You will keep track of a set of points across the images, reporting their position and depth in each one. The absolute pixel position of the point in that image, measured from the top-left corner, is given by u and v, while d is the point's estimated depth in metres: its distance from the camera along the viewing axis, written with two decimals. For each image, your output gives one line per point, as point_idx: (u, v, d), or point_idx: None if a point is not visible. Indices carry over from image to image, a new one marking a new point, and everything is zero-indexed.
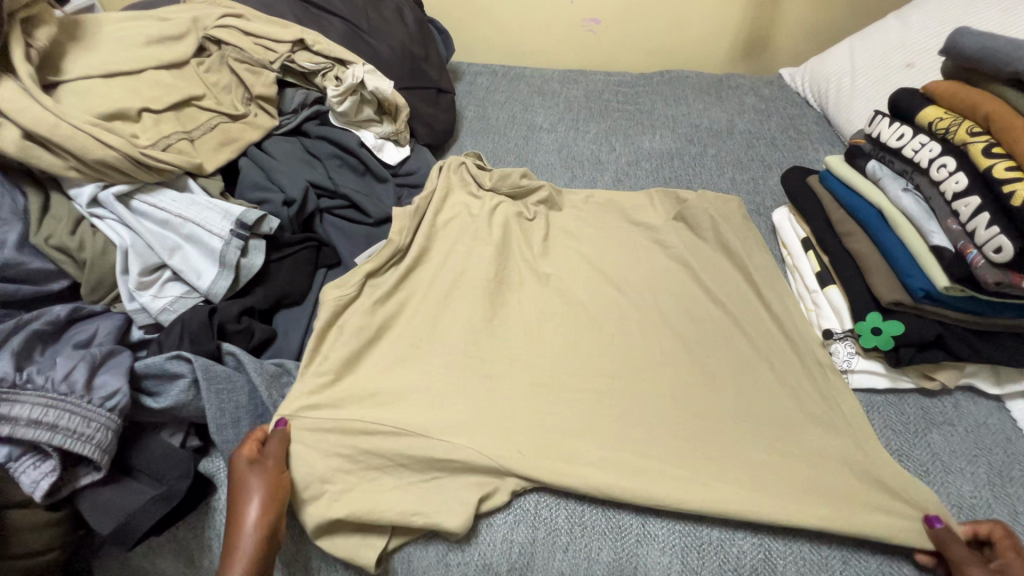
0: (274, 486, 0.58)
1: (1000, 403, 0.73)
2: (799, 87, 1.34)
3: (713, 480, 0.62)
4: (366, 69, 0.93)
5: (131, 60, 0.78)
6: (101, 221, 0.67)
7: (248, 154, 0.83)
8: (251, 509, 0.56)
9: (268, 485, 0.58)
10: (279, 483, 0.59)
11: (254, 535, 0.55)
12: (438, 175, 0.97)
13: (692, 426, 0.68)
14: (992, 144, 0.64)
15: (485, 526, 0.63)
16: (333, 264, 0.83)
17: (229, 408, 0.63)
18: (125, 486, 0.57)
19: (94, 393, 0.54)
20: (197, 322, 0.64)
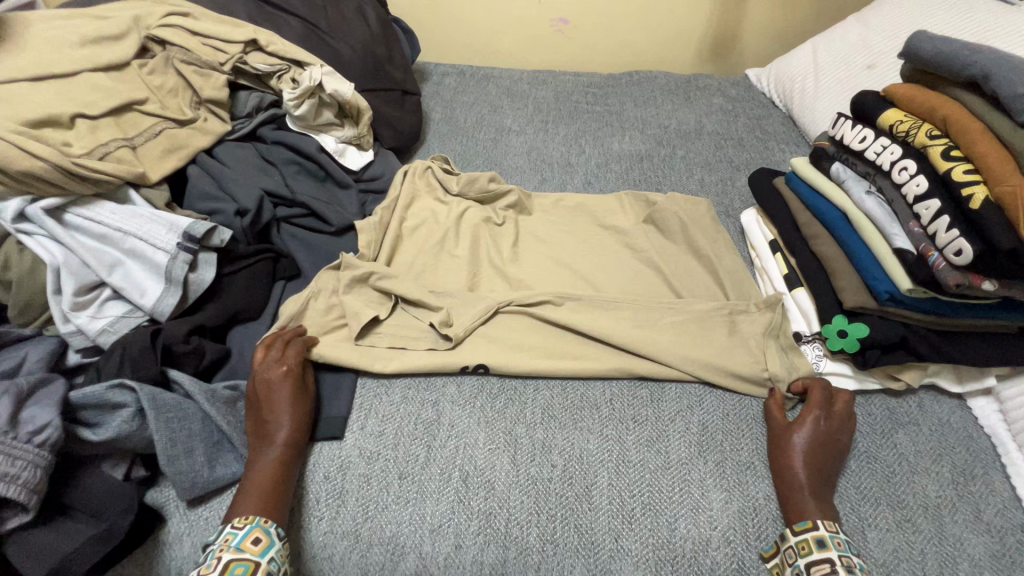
0: (301, 390, 0.65)
1: (962, 401, 0.74)
2: (765, 88, 1.35)
3: (665, 477, 0.65)
4: (324, 70, 0.88)
5: (63, 61, 0.72)
6: (30, 237, 0.62)
7: (198, 161, 0.79)
8: (286, 406, 0.62)
9: (297, 395, 0.64)
10: (306, 389, 0.66)
11: (287, 425, 0.61)
12: (402, 181, 0.95)
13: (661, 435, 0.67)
14: (950, 147, 0.64)
15: (454, 548, 0.60)
16: (291, 276, 0.80)
17: (181, 437, 0.58)
18: (61, 527, 0.52)
19: (20, 428, 0.50)
20: (138, 347, 0.60)
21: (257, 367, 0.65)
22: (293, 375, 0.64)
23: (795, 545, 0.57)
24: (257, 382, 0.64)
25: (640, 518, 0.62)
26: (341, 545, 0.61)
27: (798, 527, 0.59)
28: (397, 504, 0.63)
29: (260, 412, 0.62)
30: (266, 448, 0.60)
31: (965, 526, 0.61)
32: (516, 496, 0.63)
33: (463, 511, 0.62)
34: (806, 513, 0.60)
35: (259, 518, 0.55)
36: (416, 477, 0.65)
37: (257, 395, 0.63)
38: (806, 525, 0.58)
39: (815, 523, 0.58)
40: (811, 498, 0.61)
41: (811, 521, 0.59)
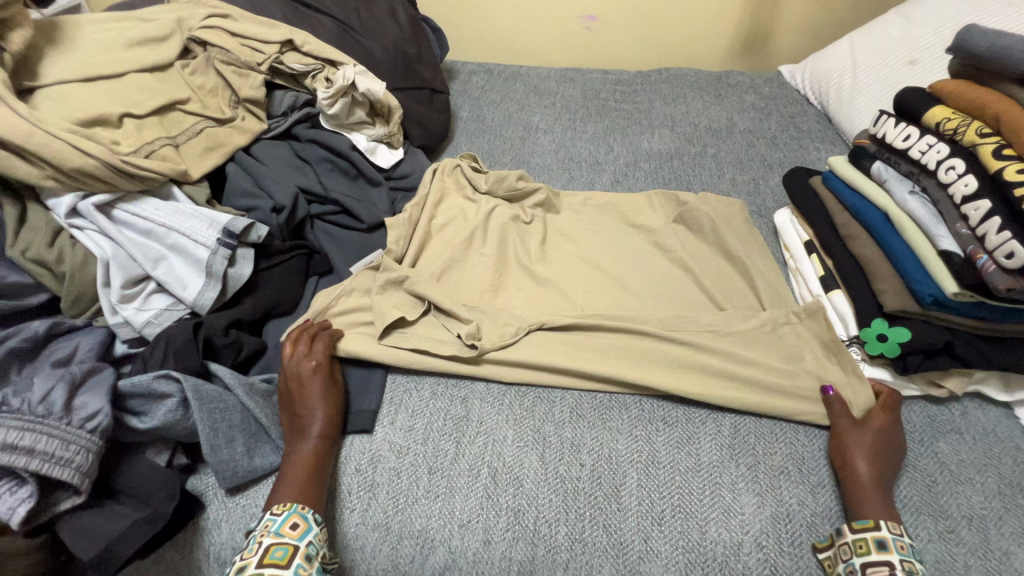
0: (331, 384, 0.66)
1: (1009, 410, 0.71)
2: (799, 85, 1.31)
3: (693, 479, 0.65)
4: (358, 69, 0.90)
5: (111, 63, 0.75)
6: (82, 233, 0.65)
7: (236, 159, 0.81)
8: (320, 399, 0.64)
9: (328, 387, 0.65)
10: (336, 381, 0.67)
11: (320, 414, 0.63)
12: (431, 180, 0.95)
13: None
14: (1002, 145, 0.61)
15: (483, 543, 0.61)
16: (324, 272, 0.82)
17: (222, 427, 0.60)
18: (108, 510, 0.55)
19: (74, 414, 0.52)
20: (181, 339, 0.62)
21: (285, 362, 0.67)
22: (322, 366, 0.66)
23: (851, 542, 0.56)
24: (287, 375, 0.66)
25: (669, 520, 0.61)
26: (374, 534, 0.62)
27: (856, 524, 0.57)
28: (427, 498, 0.63)
29: (292, 405, 0.64)
30: (301, 438, 0.62)
31: (1014, 541, 0.59)
32: (545, 493, 0.64)
33: (492, 507, 0.63)
34: (869, 513, 0.59)
35: (297, 505, 0.57)
36: (445, 472, 0.65)
37: (287, 388, 0.65)
38: (866, 524, 0.57)
39: (877, 524, 0.57)
40: (875, 496, 0.59)
41: (872, 521, 0.57)
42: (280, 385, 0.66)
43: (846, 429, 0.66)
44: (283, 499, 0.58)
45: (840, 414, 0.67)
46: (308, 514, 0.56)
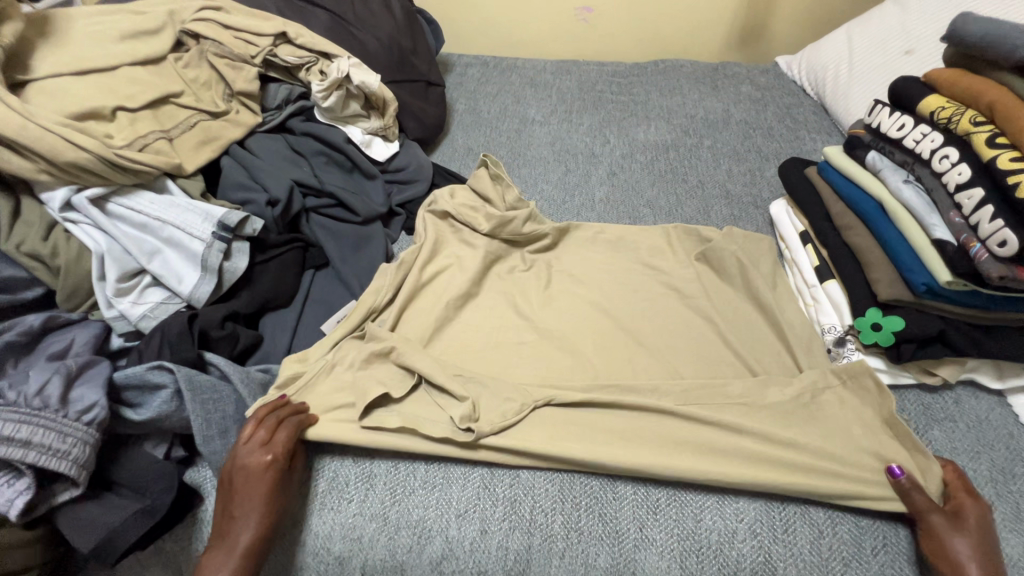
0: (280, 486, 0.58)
1: (1001, 398, 0.72)
2: (796, 75, 1.31)
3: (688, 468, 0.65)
4: (352, 61, 0.89)
5: (104, 56, 0.75)
6: (76, 226, 0.65)
7: (230, 152, 0.81)
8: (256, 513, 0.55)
9: (273, 495, 0.57)
10: (285, 486, 0.58)
11: (253, 526, 0.55)
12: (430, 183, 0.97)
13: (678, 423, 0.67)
14: (995, 134, 0.62)
15: (479, 533, 0.61)
16: (320, 265, 0.82)
17: (215, 418, 0.61)
18: (106, 501, 0.55)
19: (70, 407, 0.52)
20: (176, 330, 0.62)
21: (235, 451, 0.59)
22: (268, 471, 0.57)
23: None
24: (232, 466, 0.58)
25: (665, 509, 0.62)
26: (369, 523, 0.62)
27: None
28: (424, 488, 0.64)
29: (228, 507, 0.57)
30: (223, 556, 0.54)
31: (1005, 526, 0.59)
32: (541, 483, 0.64)
33: (488, 497, 0.63)
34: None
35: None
36: (441, 463, 0.66)
37: (228, 485, 0.57)
38: None
39: None
40: None
41: None
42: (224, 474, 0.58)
43: (943, 528, 0.56)
44: None
45: (926, 510, 0.57)
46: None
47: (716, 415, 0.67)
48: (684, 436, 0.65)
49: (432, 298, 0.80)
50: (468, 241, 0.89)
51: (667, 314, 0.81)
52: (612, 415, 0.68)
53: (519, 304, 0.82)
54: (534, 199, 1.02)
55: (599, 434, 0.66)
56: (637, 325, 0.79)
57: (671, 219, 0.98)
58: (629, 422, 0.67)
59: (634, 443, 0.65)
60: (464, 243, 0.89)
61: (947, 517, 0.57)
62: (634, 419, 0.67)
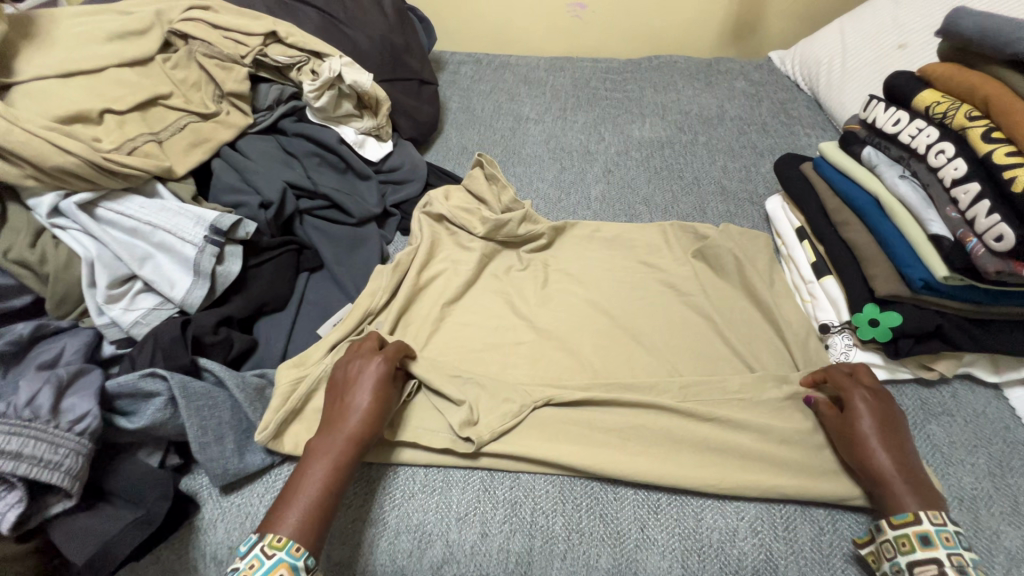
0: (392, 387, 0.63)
1: (998, 391, 0.72)
2: (790, 70, 1.31)
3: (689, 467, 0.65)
4: (343, 61, 0.88)
5: (90, 58, 0.73)
6: (64, 232, 0.64)
7: (221, 154, 0.80)
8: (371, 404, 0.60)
9: (384, 392, 0.61)
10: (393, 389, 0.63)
11: (365, 419, 0.59)
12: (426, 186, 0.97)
13: (677, 422, 0.66)
14: (991, 128, 0.62)
15: (480, 536, 0.61)
16: (315, 267, 0.81)
17: (212, 425, 0.60)
18: (102, 512, 0.54)
19: (61, 417, 0.52)
20: (169, 336, 0.61)
21: (349, 355, 0.65)
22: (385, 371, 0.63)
23: (894, 539, 0.53)
24: (349, 365, 0.64)
25: (665, 508, 0.62)
26: (369, 530, 0.61)
27: (895, 519, 0.54)
28: (424, 492, 0.64)
29: (344, 398, 0.61)
30: (336, 441, 0.58)
31: (1003, 519, 0.60)
32: (542, 485, 0.64)
33: (488, 500, 0.63)
34: (906, 504, 0.55)
35: (289, 549, 0.50)
36: (441, 467, 0.66)
37: (344, 382, 0.62)
38: (905, 519, 0.54)
39: (916, 517, 0.53)
40: (904, 485, 0.56)
41: (911, 512, 0.54)
42: (339, 376, 0.63)
43: (846, 425, 0.61)
44: (287, 518, 0.52)
45: (830, 416, 0.64)
46: (297, 563, 0.50)
47: (716, 413, 0.67)
48: (681, 435, 0.65)
49: (430, 300, 0.80)
50: (464, 241, 0.88)
51: (665, 312, 0.81)
52: (611, 413, 0.68)
53: (516, 303, 0.82)
54: (530, 197, 1.02)
55: (597, 435, 0.66)
56: (635, 323, 0.79)
57: (667, 216, 0.98)
58: (629, 422, 0.67)
59: (633, 443, 0.65)
60: (460, 243, 0.88)
61: (842, 414, 0.63)
62: (633, 418, 0.67)
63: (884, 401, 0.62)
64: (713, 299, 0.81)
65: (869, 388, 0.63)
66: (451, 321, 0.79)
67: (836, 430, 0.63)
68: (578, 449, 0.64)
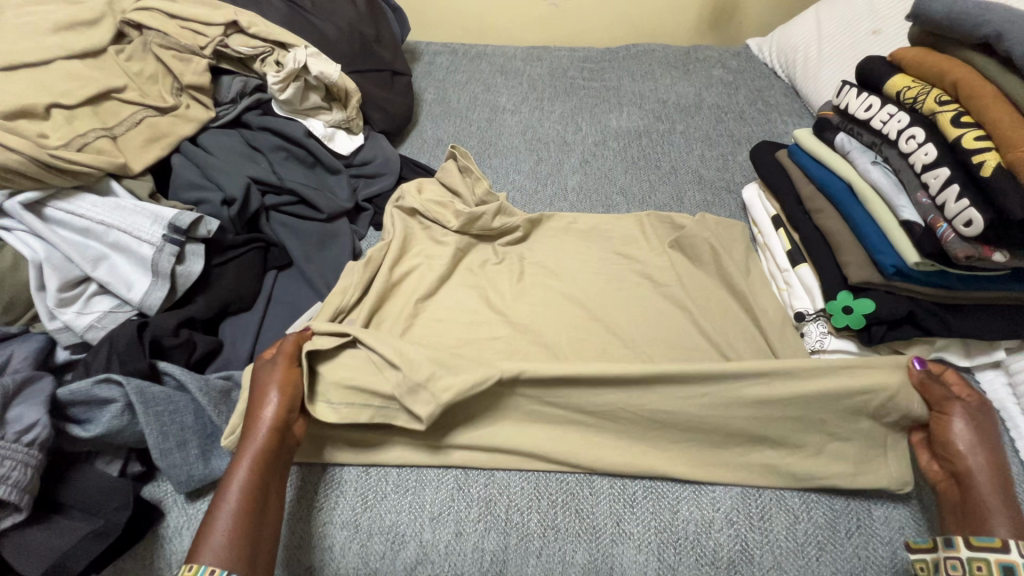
0: (285, 377, 0.59)
1: (970, 375, 0.72)
2: (766, 57, 1.30)
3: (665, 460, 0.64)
4: (310, 51, 0.85)
5: (36, 50, 0.70)
6: (10, 234, 0.61)
7: (182, 150, 0.77)
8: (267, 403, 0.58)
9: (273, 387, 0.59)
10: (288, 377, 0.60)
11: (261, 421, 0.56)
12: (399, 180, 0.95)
13: None
14: (960, 113, 0.61)
15: (455, 536, 0.59)
16: (283, 265, 0.79)
17: (173, 430, 0.58)
18: (54, 525, 0.52)
19: (8, 428, 0.49)
20: (125, 340, 0.59)
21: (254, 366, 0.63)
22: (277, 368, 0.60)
23: (968, 560, 0.50)
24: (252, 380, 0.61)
25: (641, 502, 0.61)
26: (338, 532, 0.60)
27: (976, 541, 0.50)
28: (396, 492, 0.62)
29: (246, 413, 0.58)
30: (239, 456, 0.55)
31: None
32: (517, 482, 0.63)
33: (463, 498, 0.62)
34: (993, 529, 0.51)
35: (200, 574, 0.47)
36: (415, 466, 0.64)
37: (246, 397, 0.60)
38: (989, 543, 0.49)
39: (1004, 545, 0.49)
40: (1001, 510, 0.52)
41: (999, 539, 0.49)
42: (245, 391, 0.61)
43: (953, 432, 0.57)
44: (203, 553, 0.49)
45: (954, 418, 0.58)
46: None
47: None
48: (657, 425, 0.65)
49: (402, 296, 0.78)
50: (437, 235, 0.86)
51: (642, 304, 0.80)
52: None
53: (491, 297, 0.80)
54: (506, 189, 1.00)
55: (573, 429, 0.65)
56: (611, 316, 0.78)
57: (644, 207, 0.97)
58: None
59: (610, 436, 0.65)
60: (434, 237, 0.86)
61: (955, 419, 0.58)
62: None
63: (996, 422, 0.58)
64: (689, 289, 0.80)
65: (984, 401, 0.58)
66: (425, 316, 0.77)
67: (940, 438, 0.58)
68: (551, 443, 0.64)
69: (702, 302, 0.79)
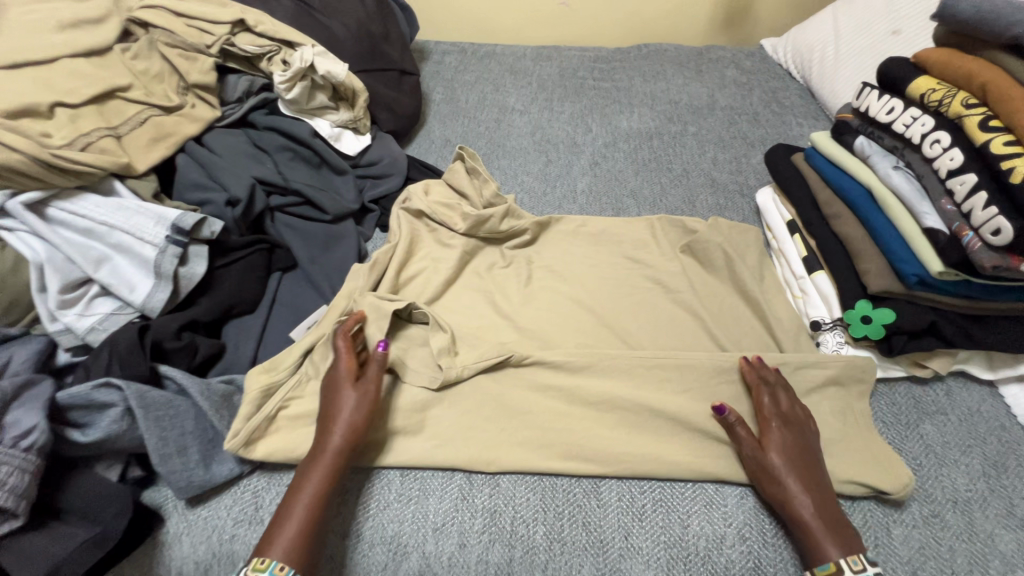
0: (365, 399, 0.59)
1: (994, 388, 0.70)
2: (781, 58, 1.27)
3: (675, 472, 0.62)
4: (317, 50, 0.84)
5: (42, 47, 0.69)
6: (13, 235, 0.61)
7: (187, 149, 0.76)
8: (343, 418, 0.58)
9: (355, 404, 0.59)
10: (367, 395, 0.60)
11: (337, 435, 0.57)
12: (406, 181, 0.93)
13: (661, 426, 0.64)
14: (988, 116, 0.59)
15: (458, 547, 0.58)
16: (287, 267, 0.77)
17: (173, 436, 0.57)
18: (51, 531, 0.51)
19: (6, 432, 0.48)
20: (126, 343, 0.58)
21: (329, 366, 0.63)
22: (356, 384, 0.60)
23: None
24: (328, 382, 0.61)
25: (650, 514, 0.60)
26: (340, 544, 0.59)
27: (817, 571, 0.52)
28: (400, 501, 0.61)
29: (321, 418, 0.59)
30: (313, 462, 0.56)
31: (999, 523, 0.58)
32: (523, 493, 0.62)
33: (467, 509, 0.60)
34: (826, 552, 0.52)
35: (272, 570, 0.49)
36: (419, 474, 0.63)
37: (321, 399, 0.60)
38: (828, 569, 0.51)
39: (838, 568, 0.51)
40: (829, 529, 0.54)
41: (833, 563, 0.52)
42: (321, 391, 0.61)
43: (769, 456, 0.58)
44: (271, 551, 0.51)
45: (743, 440, 0.60)
46: None
47: (704, 417, 0.64)
48: (667, 436, 0.64)
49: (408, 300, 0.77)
50: (444, 238, 0.85)
51: (651, 310, 0.78)
52: (594, 417, 0.65)
53: (499, 302, 0.78)
54: (515, 191, 0.98)
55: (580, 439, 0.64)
56: (620, 322, 0.76)
57: (655, 210, 0.95)
58: (613, 425, 0.64)
59: (618, 447, 0.63)
60: (440, 240, 0.85)
61: (754, 442, 0.60)
62: (617, 422, 0.65)
63: (797, 441, 0.60)
64: (701, 295, 0.78)
65: (771, 428, 0.60)
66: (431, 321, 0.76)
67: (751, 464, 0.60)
68: (557, 454, 0.62)
69: (714, 309, 0.77)
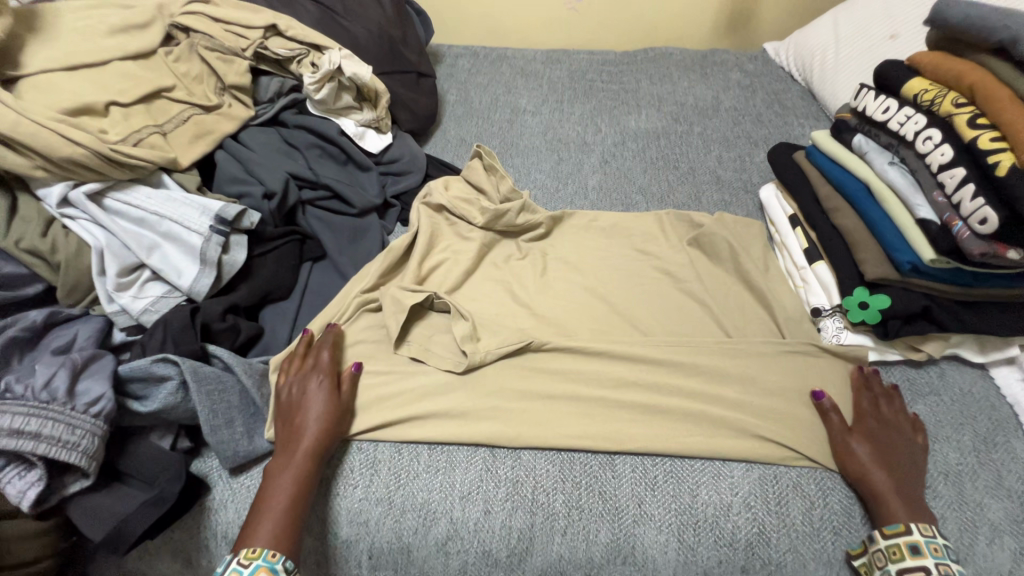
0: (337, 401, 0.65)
1: (984, 371, 0.74)
2: (784, 60, 1.32)
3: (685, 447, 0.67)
4: (344, 53, 0.89)
5: (94, 51, 0.75)
6: (73, 222, 0.65)
7: (224, 146, 0.81)
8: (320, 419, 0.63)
9: (328, 406, 0.64)
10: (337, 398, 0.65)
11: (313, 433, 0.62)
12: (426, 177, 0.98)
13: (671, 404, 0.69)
14: (976, 115, 0.63)
15: (484, 514, 0.63)
16: (317, 257, 0.82)
17: (221, 408, 0.61)
18: (117, 492, 0.56)
19: (78, 400, 0.54)
20: (179, 323, 0.63)
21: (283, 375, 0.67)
22: (326, 387, 0.65)
23: (885, 548, 0.57)
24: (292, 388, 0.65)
25: (662, 484, 0.64)
26: (373, 510, 0.63)
27: (887, 530, 0.58)
28: (428, 472, 0.65)
29: (292, 420, 0.63)
30: (289, 458, 0.60)
31: (987, 492, 0.62)
32: (543, 465, 0.66)
33: (491, 479, 0.65)
34: (897, 516, 0.59)
35: (266, 556, 0.54)
36: (444, 448, 0.67)
37: (287, 403, 0.64)
38: (897, 530, 0.58)
39: (908, 528, 0.57)
40: (904, 503, 0.59)
41: (903, 525, 0.58)
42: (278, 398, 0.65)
43: (852, 440, 0.64)
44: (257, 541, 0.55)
45: (836, 425, 0.66)
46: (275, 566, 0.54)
47: (710, 394, 0.69)
48: (676, 413, 0.68)
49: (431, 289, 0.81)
50: (463, 231, 0.90)
51: (661, 298, 0.83)
52: (609, 396, 0.70)
53: (516, 291, 0.83)
54: (529, 188, 1.03)
55: (595, 417, 0.68)
56: (632, 310, 0.81)
57: (663, 205, 1.00)
58: (626, 403, 0.69)
59: (630, 423, 0.68)
60: (460, 233, 0.90)
61: (845, 431, 0.65)
62: (630, 400, 0.69)
63: (891, 438, 0.64)
64: (707, 284, 0.83)
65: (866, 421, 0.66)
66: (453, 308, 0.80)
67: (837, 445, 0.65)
68: (574, 429, 0.67)
69: (720, 297, 0.81)
